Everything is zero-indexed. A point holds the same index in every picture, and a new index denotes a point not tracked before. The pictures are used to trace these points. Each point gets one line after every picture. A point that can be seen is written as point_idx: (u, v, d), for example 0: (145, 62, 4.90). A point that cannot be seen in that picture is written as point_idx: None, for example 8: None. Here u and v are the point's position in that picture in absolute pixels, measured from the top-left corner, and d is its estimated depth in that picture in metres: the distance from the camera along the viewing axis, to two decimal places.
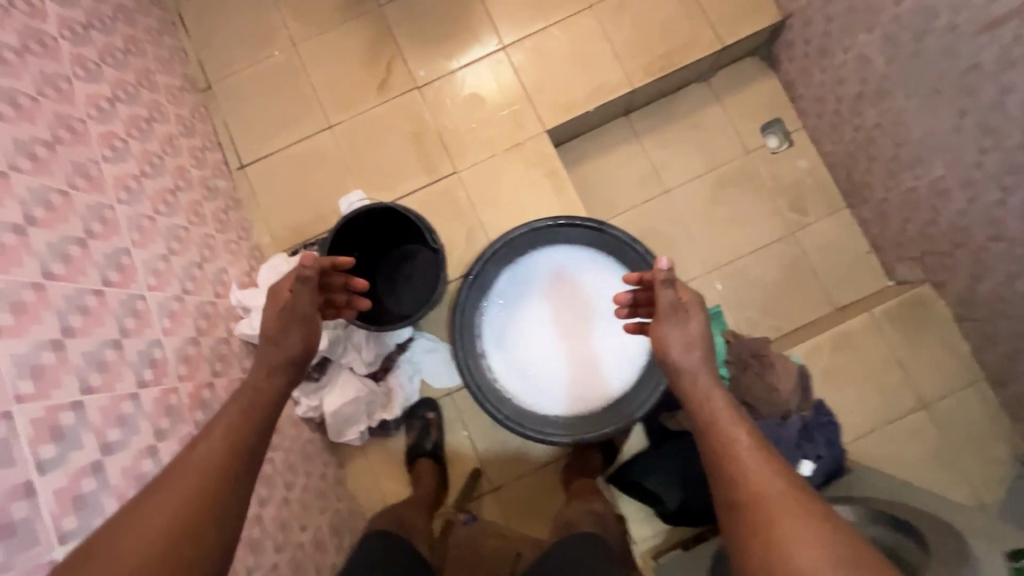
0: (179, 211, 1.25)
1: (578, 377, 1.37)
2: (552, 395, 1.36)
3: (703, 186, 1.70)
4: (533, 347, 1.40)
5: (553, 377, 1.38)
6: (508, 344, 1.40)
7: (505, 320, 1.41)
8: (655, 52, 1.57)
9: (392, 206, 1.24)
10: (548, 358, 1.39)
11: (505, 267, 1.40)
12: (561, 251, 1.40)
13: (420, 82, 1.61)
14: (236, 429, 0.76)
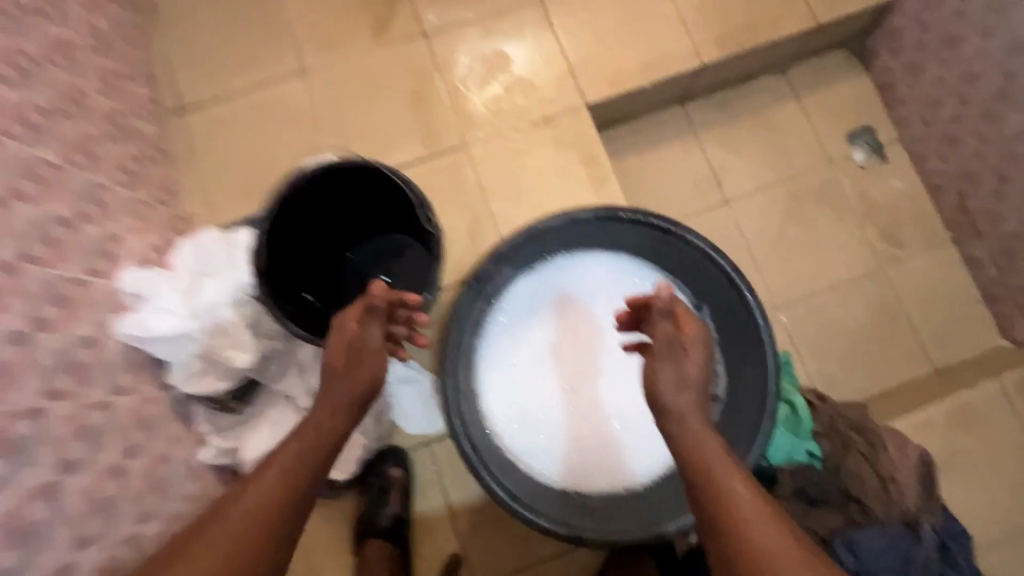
0: (52, 142, 0.83)
1: (612, 439, 0.96)
2: (572, 462, 0.94)
3: (773, 199, 1.34)
4: (551, 388, 0.98)
5: (576, 435, 0.96)
6: (516, 381, 0.98)
7: (514, 346, 0.99)
8: (733, 22, 1.23)
9: (366, 163, 0.83)
10: (570, 408, 0.98)
11: (524, 272, 0.99)
12: (604, 257, 1.00)
13: (428, 28, 1.23)
14: (259, 517, 0.57)
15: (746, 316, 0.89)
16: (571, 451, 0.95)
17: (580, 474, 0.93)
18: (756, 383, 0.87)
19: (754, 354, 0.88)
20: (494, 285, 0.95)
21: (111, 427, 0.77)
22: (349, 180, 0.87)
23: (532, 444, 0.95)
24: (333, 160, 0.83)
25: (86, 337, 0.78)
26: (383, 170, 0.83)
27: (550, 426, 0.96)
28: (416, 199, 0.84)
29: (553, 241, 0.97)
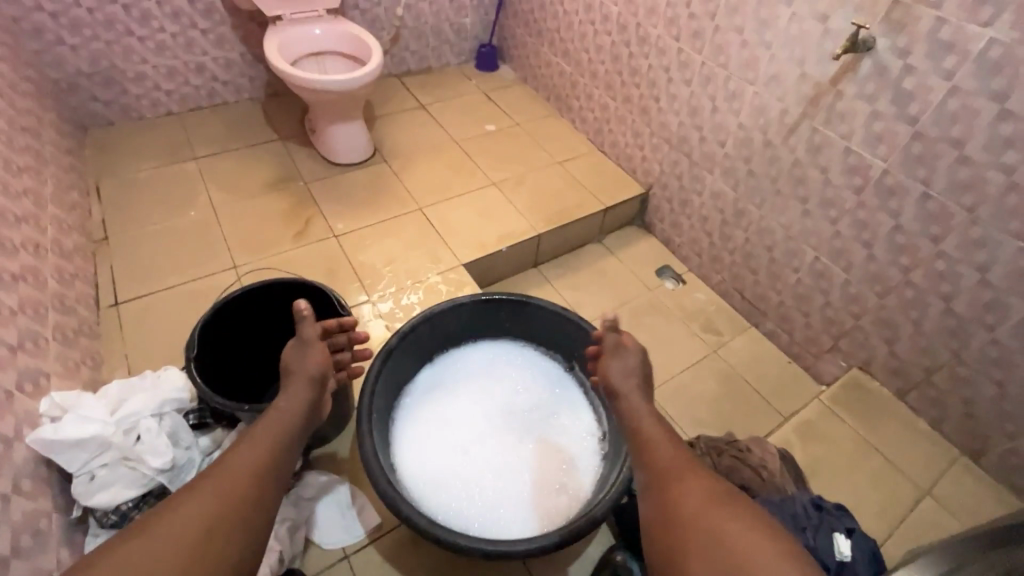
0: (12, 294, 1.00)
1: (523, 490, 1.07)
2: (489, 519, 1.03)
3: (618, 318, 1.74)
4: (462, 455, 1.09)
5: (490, 493, 1.06)
6: (428, 455, 1.09)
7: (423, 425, 1.13)
8: (552, 210, 1.83)
9: (292, 280, 1.08)
10: (482, 470, 1.08)
11: (425, 362, 1.20)
12: (488, 343, 1.26)
13: (338, 232, 1.66)
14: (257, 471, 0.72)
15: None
16: (488, 508, 1.04)
17: (498, 527, 1.02)
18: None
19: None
20: (397, 362, 1.10)
21: (6, 518, 0.74)
22: (277, 298, 1.10)
23: (450, 509, 1.02)
24: (265, 280, 1.07)
25: (3, 433, 0.81)
26: (305, 282, 1.08)
27: (465, 490, 1.05)
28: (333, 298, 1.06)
29: (442, 323, 1.18)
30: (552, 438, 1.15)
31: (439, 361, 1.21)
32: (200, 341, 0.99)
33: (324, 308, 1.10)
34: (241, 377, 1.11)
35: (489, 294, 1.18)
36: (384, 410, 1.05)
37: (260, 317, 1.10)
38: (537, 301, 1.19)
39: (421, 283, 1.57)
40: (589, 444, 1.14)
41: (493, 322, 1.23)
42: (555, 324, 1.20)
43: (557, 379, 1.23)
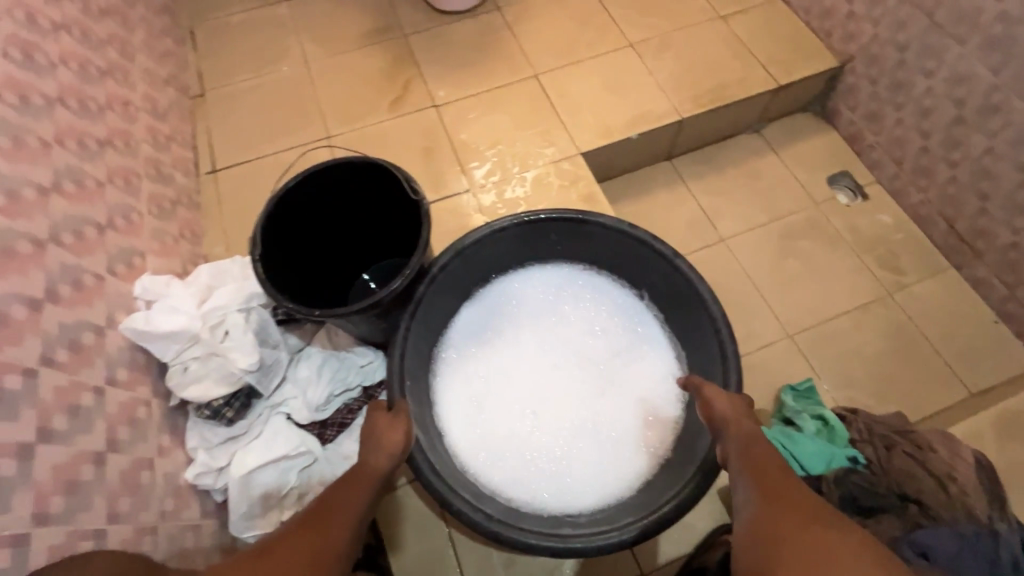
0: (98, 163, 0.93)
1: (594, 450, 0.90)
2: (559, 486, 0.86)
3: (767, 236, 1.39)
4: (514, 414, 0.91)
5: (555, 456, 0.89)
6: (474, 414, 0.91)
7: (465, 379, 0.94)
8: (703, 87, 1.42)
9: (349, 159, 0.95)
10: (541, 431, 0.90)
11: (463, 299, 0.97)
12: (536, 273, 1.00)
13: (438, 100, 1.41)
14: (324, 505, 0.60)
15: (682, 279, 0.89)
16: (554, 474, 0.87)
17: (571, 496, 0.86)
18: (715, 343, 0.85)
19: (705, 311, 0.87)
20: (432, 307, 0.90)
21: (100, 412, 0.73)
22: (348, 183, 0.99)
23: (510, 476, 0.86)
24: (333, 159, 0.96)
25: (92, 321, 0.78)
26: (366, 159, 0.95)
27: (524, 455, 0.88)
28: (401, 177, 0.92)
29: (482, 254, 0.93)
30: (622, 390, 0.94)
31: (478, 300, 0.98)
32: (264, 234, 0.90)
33: (396, 194, 0.98)
34: (314, 274, 1.06)
35: (534, 215, 0.92)
36: (422, 368, 0.89)
37: (331, 204, 1.01)
38: (598, 218, 0.92)
39: (530, 173, 1.32)
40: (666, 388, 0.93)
41: (542, 246, 0.98)
42: (620, 246, 0.94)
43: (626, 314, 0.99)
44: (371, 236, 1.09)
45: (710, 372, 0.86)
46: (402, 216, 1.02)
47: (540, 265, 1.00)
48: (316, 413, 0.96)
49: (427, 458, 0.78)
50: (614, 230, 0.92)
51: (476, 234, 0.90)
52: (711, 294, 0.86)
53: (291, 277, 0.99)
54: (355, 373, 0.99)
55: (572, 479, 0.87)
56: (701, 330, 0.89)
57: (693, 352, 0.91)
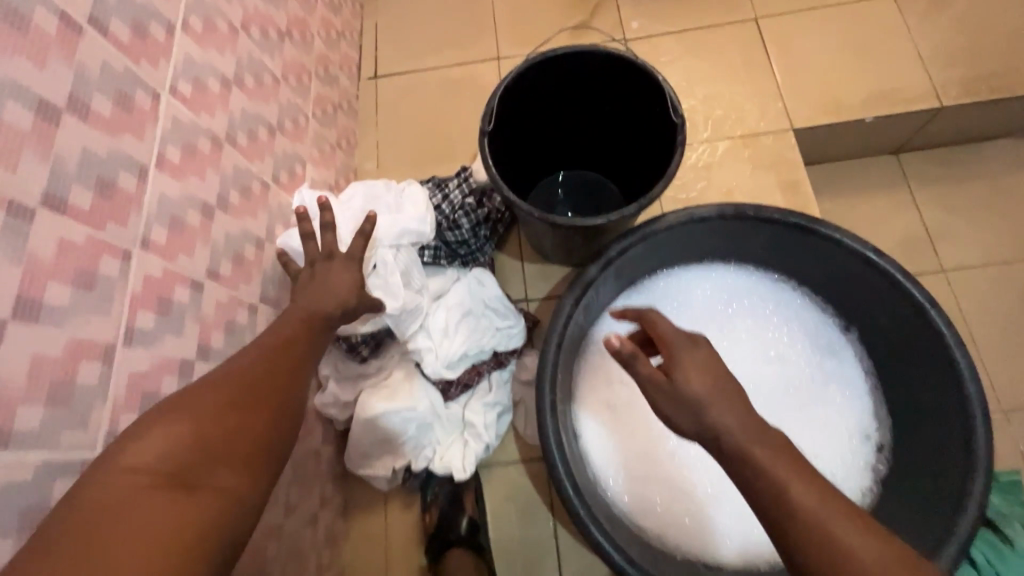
0: (276, 56, 0.86)
1: (749, 502, 0.77)
2: (701, 527, 0.75)
3: (1007, 278, 1.09)
4: (663, 435, 0.80)
5: (702, 495, 0.77)
6: (619, 420, 0.80)
7: (616, 379, 0.82)
8: (985, 68, 1.08)
9: (609, 50, 0.74)
10: (690, 464, 0.78)
11: (630, 289, 0.83)
12: (721, 277, 0.83)
13: (630, 34, 1.19)
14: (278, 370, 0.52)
15: (927, 335, 0.68)
16: (698, 517, 0.75)
17: (712, 542, 0.74)
18: (955, 425, 0.65)
19: (952, 384, 0.66)
20: (597, 296, 0.77)
21: (252, 331, 0.71)
22: (592, 82, 0.79)
23: (648, 501, 0.76)
24: (583, 45, 0.75)
25: (255, 234, 0.74)
26: (629, 59, 0.74)
27: (666, 484, 0.77)
28: (666, 98, 0.73)
29: (667, 246, 0.77)
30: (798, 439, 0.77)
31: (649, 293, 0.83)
32: (498, 111, 0.75)
33: (644, 109, 0.78)
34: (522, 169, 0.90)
35: (750, 211, 0.73)
36: (572, 361, 0.77)
37: (558, 107, 0.82)
38: (828, 231, 0.72)
39: (722, 142, 1.10)
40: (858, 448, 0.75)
41: (740, 247, 0.79)
42: (843, 270, 0.74)
43: (823, 347, 0.80)
44: (582, 154, 0.91)
45: (942, 467, 0.66)
46: (637, 136, 0.83)
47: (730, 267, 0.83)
48: (447, 369, 0.88)
49: (568, 472, 0.67)
50: (848, 252, 0.72)
51: (670, 221, 0.74)
52: (972, 366, 0.65)
53: (508, 167, 0.84)
54: (491, 335, 0.91)
55: (714, 525, 0.75)
56: (937, 406, 0.68)
57: (910, 422, 0.72)
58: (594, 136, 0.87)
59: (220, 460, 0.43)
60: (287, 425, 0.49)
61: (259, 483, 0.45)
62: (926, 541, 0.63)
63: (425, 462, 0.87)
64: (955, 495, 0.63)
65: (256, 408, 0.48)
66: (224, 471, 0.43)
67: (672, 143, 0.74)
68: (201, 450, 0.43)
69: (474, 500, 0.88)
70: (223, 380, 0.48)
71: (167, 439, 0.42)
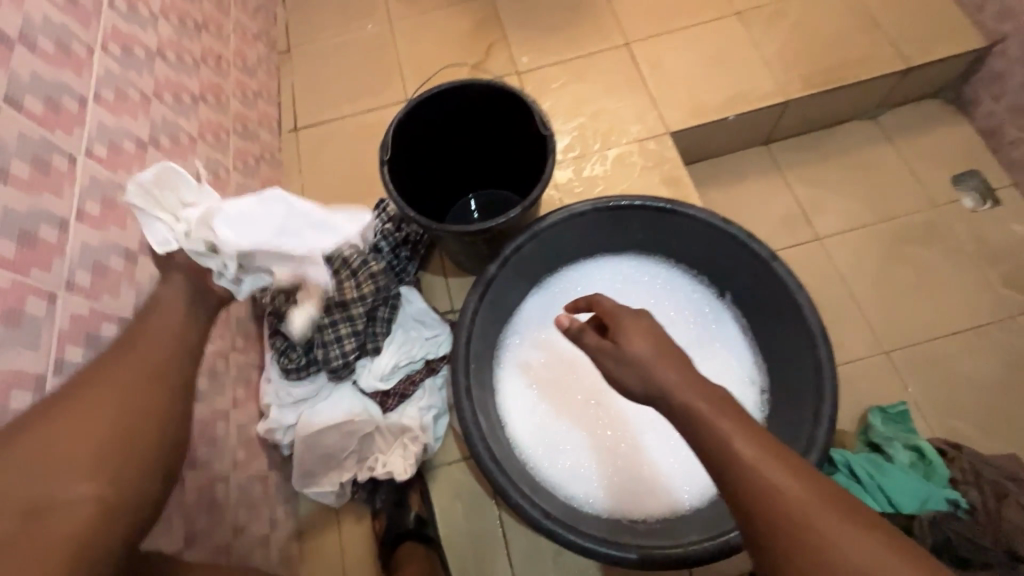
0: (191, 117, 0.95)
1: (661, 453, 0.85)
2: (621, 487, 0.83)
3: (872, 239, 1.25)
4: (581, 408, 0.88)
5: (619, 454, 0.85)
6: (540, 402, 0.89)
7: (535, 366, 0.91)
8: (820, 64, 1.26)
9: (483, 81, 0.87)
10: (613, 431, 0.87)
11: (535, 284, 0.94)
12: (613, 264, 0.95)
13: (521, 67, 1.34)
14: (133, 378, 0.54)
15: (775, 284, 0.81)
16: (619, 477, 0.83)
17: (632, 498, 0.82)
18: (807, 355, 0.77)
19: (800, 322, 0.78)
20: (501, 291, 0.87)
21: None
22: (476, 110, 0.91)
23: (571, 470, 0.84)
24: (462, 80, 0.88)
25: None
26: (501, 86, 0.87)
27: (588, 453, 0.85)
28: (535, 114, 0.85)
29: (557, 241, 0.89)
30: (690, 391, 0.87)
31: (553, 287, 0.94)
32: (394, 142, 0.86)
33: (522, 127, 0.90)
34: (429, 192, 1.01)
35: (620, 201, 0.85)
36: (487, 352, 0.86)
37: (451, 135, 0.94)
38: (685, 209, 0.84)
39: (611, 150, 1.24)
40: (744, 395, 0.86)
41: (621, 235, 0.91)
42: (705, 240, 0.87)
43: (705, 312, 0.91)
44: (483, 173, 1.02)
45: (802, 393, 0.77)
46: (524, 151, 0.94)
47: (619, 255, 0.95)
48: (381, 381, 0.95)
49: (486, 447, 0.75)
50: (705, 225, 0.84)
51: (554, 218, 0.85)
52: (810, 303, 0.77)
53: (413, 191, 0.95)
54: (420, 345, 0.99)
55: (633, 483, 0.83)
56: (794, 342, 0.79)
57: (780, 363, 0.83)
58: (489, 156, 0.98)
59: (69, 475, 0.47)
60: (108, 447, 0.49)
61: (127, 486, 0.49)
62: (794, 450, 0.73)
63: (369, 472, 0.92)
64: (812, 410, 0.74)
65: (75, 445, 0.48)
66: (75, 485, 0.47)
67: (546, 152, 0.86)
68: (55, 463, 0.47)
69: (420, 498, 0.94)
70: (57, 414, 0.50)
71: (27, 449, 0.47)
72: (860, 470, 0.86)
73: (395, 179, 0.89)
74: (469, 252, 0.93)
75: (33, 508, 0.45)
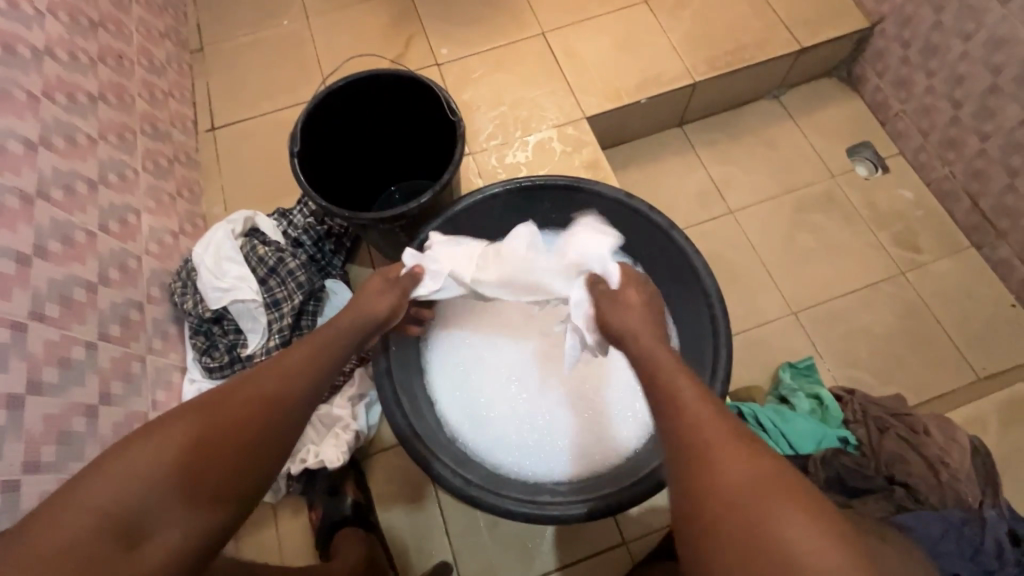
0: (90, 118, 0.92)
1: (587, 412, 0.89)
2: (545, 452, 0.86)
3: (779, 209, 1.34)
4: (508, 379, 0.91)
5: (544, 421, 0.88)
6: (466, 377, 0.91)
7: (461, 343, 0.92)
8: (723, 48, 1.34)
9: (390, 70, 0.88)
10: (536, 400, 0.90)
11: None
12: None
13: (441, 60, 1.36)
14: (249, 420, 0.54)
15: (676, 251, 0.86)
16: (543, 442, 0.87)
17: (556, 462, 0.85)
18: (706, 315, 0.82)
19: (699, 285, 0.83)
20: None
21: (93, 366, 0.75)
22: (386, 100, 0.93)
23: (497, 440, 0.86)
24: (369, 70, 0.89)
25: (85, 278, 0.79)
26: (407, 75, 0.88)
27: (514, 422, 0.88)
28: (441, 99, 0.87)
29: (472, 223, 0.91)
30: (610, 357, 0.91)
31: None
32: (303, 133, 0.87)
33: (431, 115, 0.92)
34: (349, 184, 1.01)
35: (530, 181, 0.89)
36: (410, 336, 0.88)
37: (363, 125, 0.95)
38: (590, 185, 0.88)
39: (532, 136, 1.28)
40: None
41: (536, 214, 0.95)
42: (613, 214, 0.91)
43: None
44: (402, 163, 1.03)
45: (703, 351, 0.83)
46: (437, 139, 0.96)
47: None
48: None
49: (408, 424, 0.77)
50: (610, 199, 0.89)
51: (466, 201, 0.88)
52: (705, 267, 0.83)
53: (330, 182, 0.95)
54: None
55: (556, 447, 0.86)
56: (696, 305, 0.85)
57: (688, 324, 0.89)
58: (406, 145, 1.00)
59: (169, 519, 0.48)
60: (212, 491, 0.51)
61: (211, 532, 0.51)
62: None
63: (301, 464, 0.92)
64: (711, 366, 0.79)
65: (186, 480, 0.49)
66: (167, 529, 0.48)
67: (455, 138, 0.89)
68: (153, 509, 0.48)
69: (356, 485, 0.95)
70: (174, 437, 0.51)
71: (113, 496, 0.47)
72: (764, 419, 0.93)
73: (308, 171, 0.89)
74: (390, 239, 0.95)
75: (134, 548, 0.46)
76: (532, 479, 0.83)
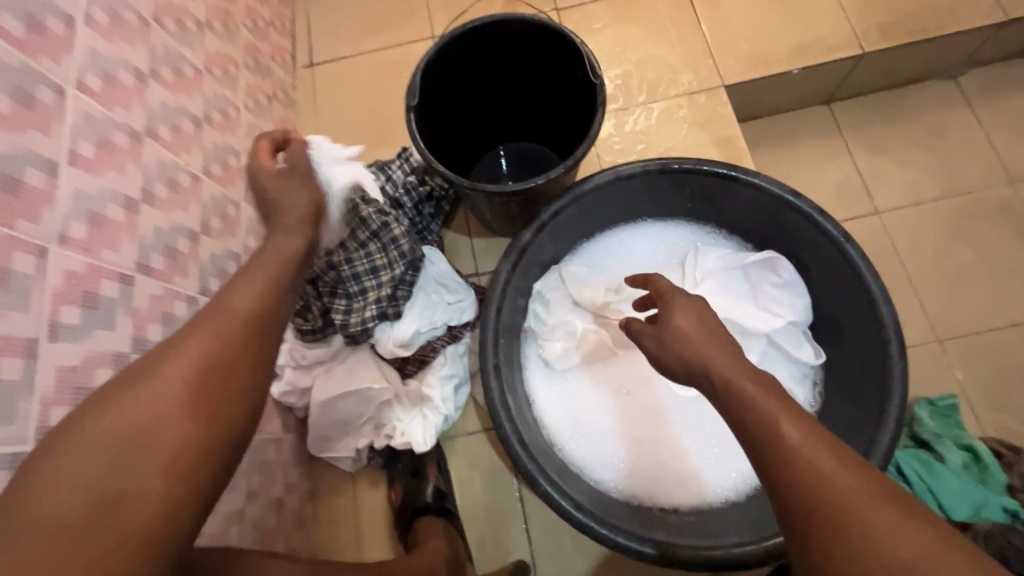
0: (197, 47, 0.85)
1: (699, 442, 0.80)
2: (651, 474, 0.78)
3: (937, 215, 1.14)
4: (617, 388, 0.83)
5: (652, 441, 0.80)
6: (570, 379, 0.83)
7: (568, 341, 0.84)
8: (904, 12, 1.11)
9: (527, 16, 0.75)
10: (646, 415, 0.81)
11: (571, 251, 0.86)
12: (654, 233, 0.86)
13: (562, 4, 1.20)
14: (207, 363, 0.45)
15: (845, 267, 0.72)
16: (650, 463, 0.79)
17: (663, 487, 0.77)
18: (875, 348, 0.69)
19: (870, 312, 0.70)
20: (533, 259, 0.79)
21: None
22: (515, 51, 0.80)
23: (599, 453, 0.79)
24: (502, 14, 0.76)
25: (189, 227, 0.74)
26: (547, 24, 0.75)
27: (619, 437, 0.80)
28: (585, 57, 0.74)
29: (598, 205, 0.80)
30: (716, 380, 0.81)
31: (589, 256, 0.86)
32: (423, 85, 0.76)
33: (566, 74, 0.79)
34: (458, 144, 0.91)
35: (674, 164, 0.76)
36: (515, 326, 0.79)
37: (485, 79, 0.83)
38: (748, 177, 0.74)
39: (657, 104, 1.12)
40: (797, 385, 0.78)
41: (671, 201, 0.82)
42: (767, 213, 0.77)
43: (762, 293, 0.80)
44: (518, 123, 0.92)
45: (864, 392, 0.70)
46: (566, 99, 0.84)
47: (665, 223, 0.86)
48: (400, 348, 0.89)
49: (515, 430, 0.70)
50: (769, 195, 0.75)
51: (598, 181, 0.76)
52: (884, 291, 0.68)
53: (441, 141, 0.85)
54: (442, 311, 0.92)
55: (664, 472, 0.78)
56: (861, 335, 0.72)
57: (843, 351, 0.75)
58: (526, 104, 0.88)
59: (153, 462, 0.41)
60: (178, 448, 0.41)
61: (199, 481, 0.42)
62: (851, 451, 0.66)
63: (386, 440, 0.89)
64: (876, 414, 0.67)
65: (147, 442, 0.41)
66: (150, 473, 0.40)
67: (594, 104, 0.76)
68: (136, 457, 0.41)
69: (437, 469, 0.91)
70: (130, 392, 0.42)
71: (81, 467, 0.40)
72: (910, 470, 0.81)
73: (422, 129, 0.80)
74: (500, 211, 0.84)
75: (111, 509, 0.39)
76: (636, 504, 0.75)
